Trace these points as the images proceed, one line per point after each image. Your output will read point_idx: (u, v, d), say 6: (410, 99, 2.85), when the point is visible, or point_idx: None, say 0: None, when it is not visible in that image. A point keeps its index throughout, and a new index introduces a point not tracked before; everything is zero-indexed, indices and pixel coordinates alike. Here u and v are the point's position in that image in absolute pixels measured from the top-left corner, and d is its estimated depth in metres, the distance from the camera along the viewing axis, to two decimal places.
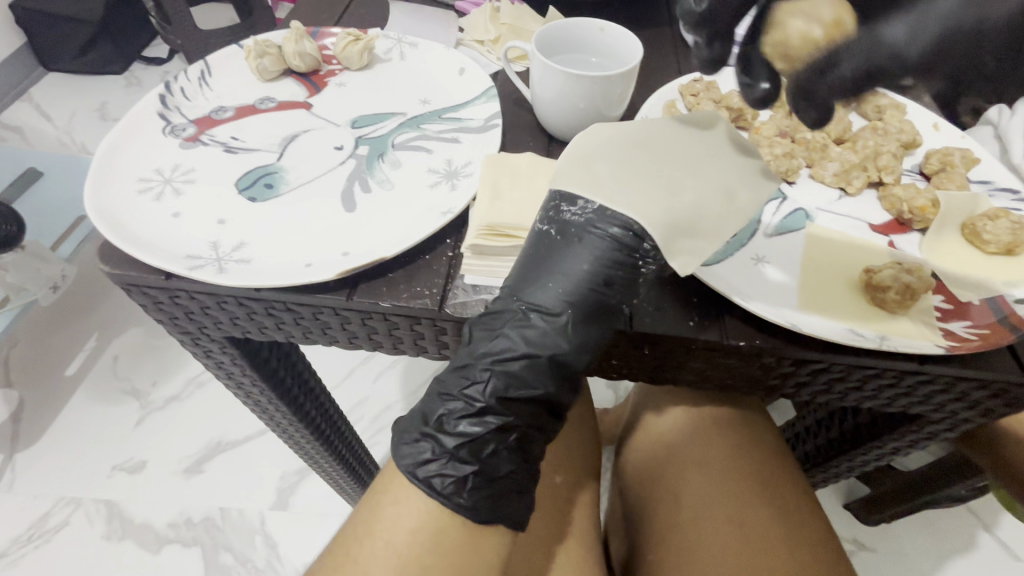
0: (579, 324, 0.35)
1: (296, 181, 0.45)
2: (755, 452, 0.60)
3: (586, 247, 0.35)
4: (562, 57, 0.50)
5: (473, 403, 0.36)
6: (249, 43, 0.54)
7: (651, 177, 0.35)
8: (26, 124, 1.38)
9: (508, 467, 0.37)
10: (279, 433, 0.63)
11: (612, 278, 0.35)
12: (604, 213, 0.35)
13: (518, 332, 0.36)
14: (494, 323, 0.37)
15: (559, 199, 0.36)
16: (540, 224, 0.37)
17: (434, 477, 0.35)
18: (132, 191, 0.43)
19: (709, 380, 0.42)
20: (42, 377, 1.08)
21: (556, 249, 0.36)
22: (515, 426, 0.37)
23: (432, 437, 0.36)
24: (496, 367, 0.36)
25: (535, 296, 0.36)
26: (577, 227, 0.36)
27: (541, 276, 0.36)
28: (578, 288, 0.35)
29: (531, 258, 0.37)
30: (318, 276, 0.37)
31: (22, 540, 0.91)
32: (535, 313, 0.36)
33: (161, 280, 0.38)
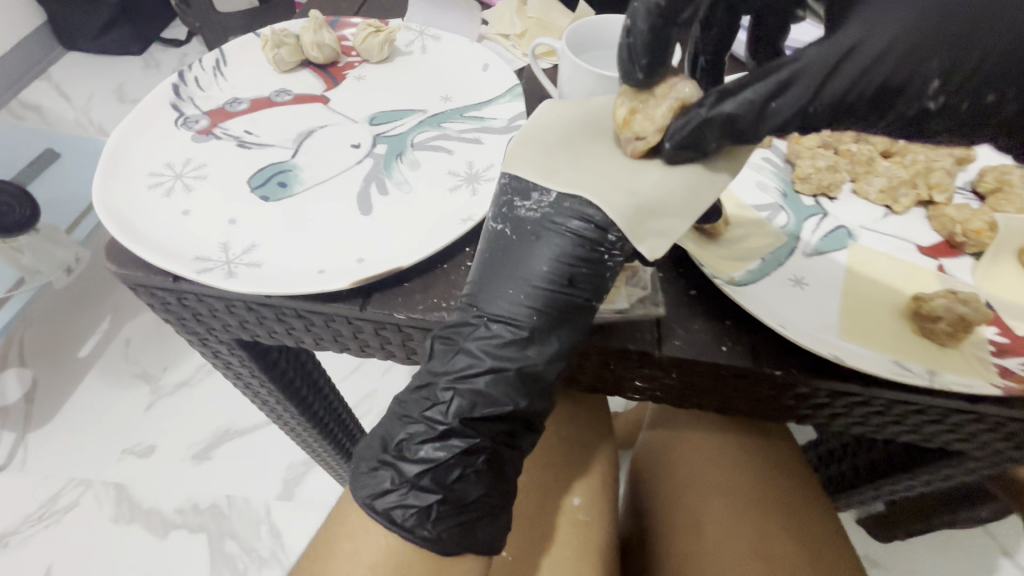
0: (546, 329, 0.33)
1: (311, 180, 0.43)
2: (766, 476, 0.58)
3: (545, 246, 0.32)
4: (595, 55, 0.47)
5: (435, 426, 0.34)
6: (267, 32, 0.52)
7: (608, 156, 0.32)
8: (46, 103, 1.38)
9: (478, 492, 0.36)
10: (287, 431, 0.62)
11: (576, 276, 0.32)
12: (562, 205, 0.31)
13: (478, 347, 0.33)
14: (457, 338, 0.34)
15: (512, 192, 0.33)
16: (494, 223, 0.34)
17: (394, 509, 0.34)
18: (142, 186, 0.42)
19: (736, 407, 0.40)
20: (55, 357, 1.08)
21: (514, 249, 0.33)
22: (481, 448, 0.35)
23: (392, 465, 0.35)
24: (459, 386, 0.34)
25: (494, 302, 0.33)
26: (534, 224, 0.32)
27: (499, 280, 0.33)
28: (540, 292, 0.33)
29: (487, 261, 0.34)
30: (330, 285, 0.35)
31: (33, 519, 0.92)
32: (490, 320, 0.33)
33: (169, 282, 0.37)
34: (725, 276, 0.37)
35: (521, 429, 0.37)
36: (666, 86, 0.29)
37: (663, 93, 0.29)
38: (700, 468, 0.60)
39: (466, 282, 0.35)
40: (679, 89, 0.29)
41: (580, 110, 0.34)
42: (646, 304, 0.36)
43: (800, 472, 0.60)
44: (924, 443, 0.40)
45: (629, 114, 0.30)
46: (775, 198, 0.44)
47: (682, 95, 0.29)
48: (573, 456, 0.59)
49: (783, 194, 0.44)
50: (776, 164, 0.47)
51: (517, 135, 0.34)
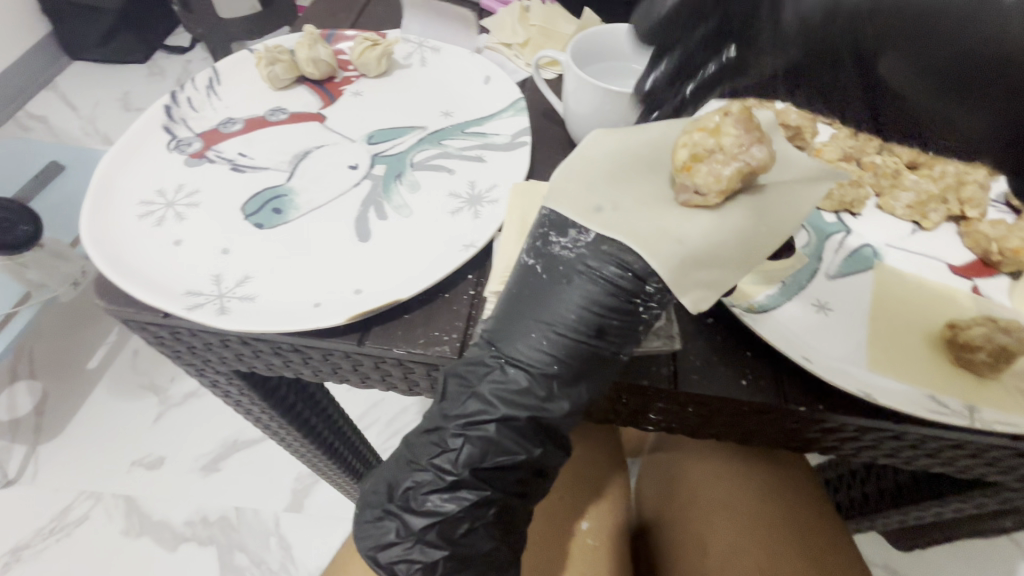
0: (568, 382, 0.31)
1: (307, 205, 0.41)
2: (777, 496, 0.56)
3: (576, 290, 0.29)
4: (598, 68, 0.45)
5: (443, 476, 0.32)
6: (260, 48, 0.50)
7: (656, 198, 0.30)
8: (51, 114, 1.37)
9: (487, 545, 0.34)
10: (290, 452, 0.60)
11: (606, 327, 0.30)
12: (600, 247, 0.29)
13: (491, 393, 0.31)
14: (471, 379, 0.32)
15: (547, 228, 0.30)
16: (525, 256, 0.31)
17: (398, 563, 0.34)
18: (132, 216, 0.40)
19: (755, 439, 0.38)
20: (64, 369, 1.08)
21: (542, 291, 0.30)
22: (492, 501, 0.33)
23: (397, 516, 0.34)
24: (468, 432, 0.32)
25: (515, 349, 0.31)
26: (567, 264, 0.30)
27: (522, 325, 0.31)
28: (565, 342, 0.30)
29: (514, 301, 0.31)
30: (325, 321, 0.34)
31: (45, 533, 0.92)
32: (509, 366, 0.31)
33: (159, 318, 0.35)
34: (743, 303, 0.35)
35: (532, 477, 0.34)
36: (739, 145, 0.28)
37: (733, 151, 0.28)
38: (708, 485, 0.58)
39: (487, 321, 0.33)
40: (752, 152, 0.28)
41: (631, 138, 0.31)
42: (660, 337, 0.33)
43: (807, 490, 0.58)
44: (957, 475, 0.38)
45: (691, 160, 0.28)
46: None
47: (754, 162, 0.28)
48: (577, 475, 0.57)
49: None
50: None
51: (558, 168, 0.32)
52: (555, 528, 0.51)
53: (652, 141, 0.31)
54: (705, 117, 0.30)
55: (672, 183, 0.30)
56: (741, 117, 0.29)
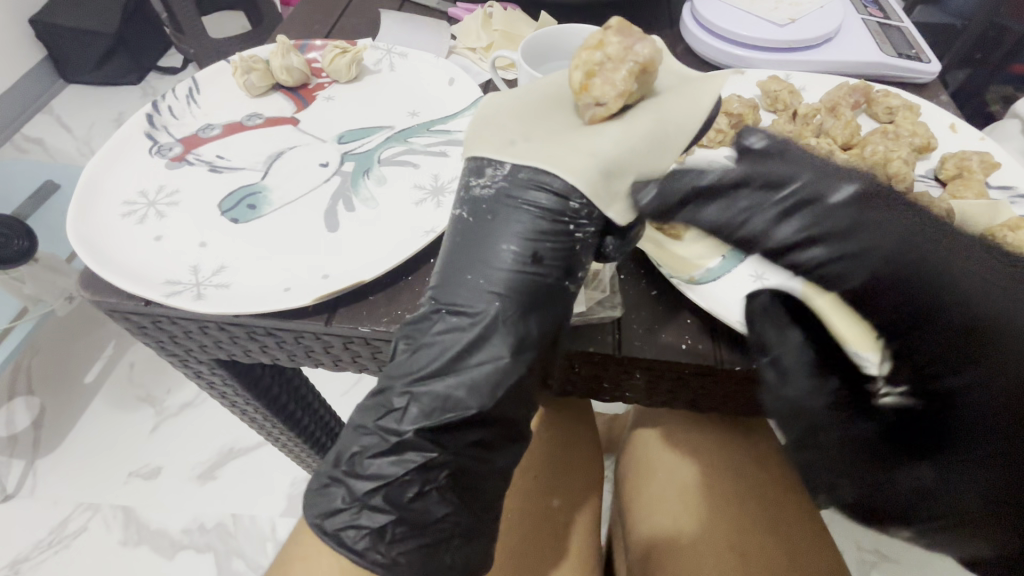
0: (515, 315, 0.33)
1: (280, 201, 0.44)
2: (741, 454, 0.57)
3: (504, 222, 0.33)
4: (550, 65, 0.48)
5: (388, 439, 0.35)
6: (236, 58, 0.53)
7: (568, 125, 0.33)
8: (48, 136, 1.41)
9: (442, 511, 0.36)
10: (272, 442, 0.63)
11: (542, 253, 0.33)
12: (517, 175, 0.32)
13: (441, 343, 0.34)
14: (417, 335, 0.35)
15: (467, 172, 0.34)
16: (454, 208, 0.35)
17: (346, 529, 0.35)
18: (116, 215, 0.43)
19: (704, 403, 0.40)
20: (62, 383, 1.10)
21: (475, 233, 0.34)
22: (441, 463, 0.35)
23: (342, 482, 0.36)
24: (416, 390, 0.35)
25: (458, 295, 0.34)
26: (490, 201, 0.33)
27: (462, 269, 0.34)
28: (507, 279, 0.33)
29: (452, 248, 0.34)
30: (294, 302, 0.36)
31: (44, 545, 0.93)
32: (455, 310, 0.34)
33: (141, 306, 0.38)
34: (681, 275, 0.38)
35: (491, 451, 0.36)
36: (623, 50, 0.32)
37: (620, 57, 0.32)
38: (666, 442, 0.60)
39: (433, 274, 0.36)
40: (636, 52, 0.32)
41: (532, 88, 0.36)
42: (604, 306, 0.37)
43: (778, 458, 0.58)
44: None
45: (586, 79, 0.32)
46: None
47: (641, 58, 0.32)
48: (557, 452, 0.59)
49: None
50: None
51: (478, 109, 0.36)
52: (533, 507, 0.54)
53: (551, 87, 0.36)
54: (590, 38, 0.34)
55: (577, 110, 0.33)
56: (620, 29, 0.33)
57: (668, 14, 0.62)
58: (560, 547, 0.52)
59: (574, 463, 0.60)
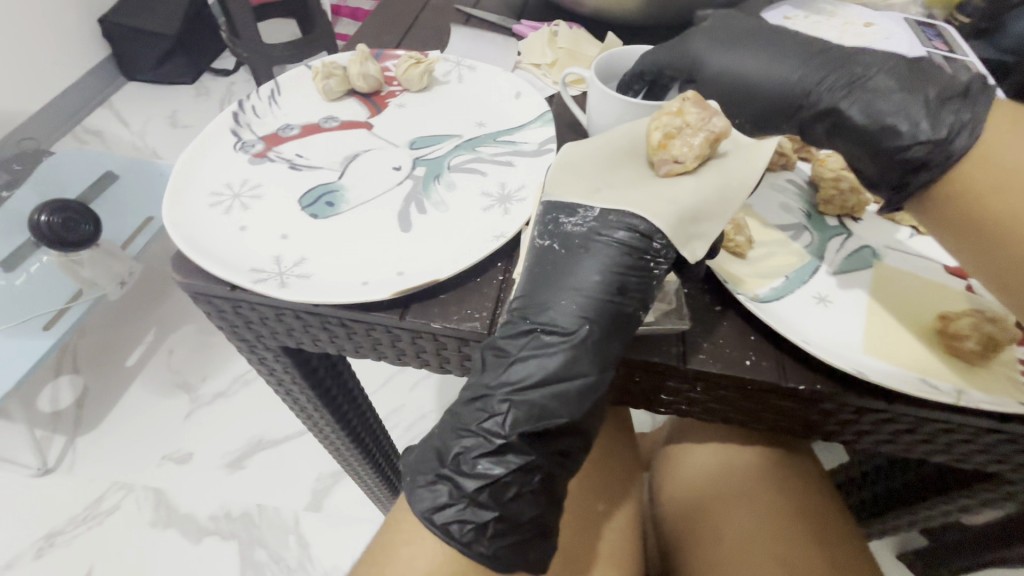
0: (601, 337, 0.34)
1: (356, 200, 0.46)
2: (781, 479, 0.56)
3: (594, 257, 0.35)
4: (620, 82, 0.50)
5: (492, 440, 0.36)
6: (318, 64, 0.57)
7: (642, 177, 0.36)
8: (106, 130, 1.48)
9: (531, 511, 0.38)
10: (316, 434, 0.65)
11: (626, 285, 0.35)
12: (607, 218, 0.34)
13: (534, 359, 0.35)
14: (508, 349, 0.36)
15: (558, 212, 0.36)
16: (541, 239, 0.36)
17: (451, 523, 0.37)
18: (204, 205, 0.46)
19: (762, 422, 0.41)
20: (104, 365, 1.15)
21: (563, 263, 0.36)
22: (537, 468, 0.37)
23: (450, 479, 0.38)
24: (514, 398, 0.35)
25: (546, 314, 0.35)
26: (581, 238, 0.35)
27: (550, 292, 0.35)
28: (596, 303, 0.35)
29: (536, 274, 0.36)
30: (373, 296, 0.38)
31: (78, 520, 0.97)
32: (544, 329, 0.35)
33: (227, 291, 0.40)
34: (748, 292, 0.39)
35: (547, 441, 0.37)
36: (701, 119, 0.34)
37: (698, 125, 0.34)
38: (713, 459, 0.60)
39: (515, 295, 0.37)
40: (713, 122, 0.34)
41: (603, 139, 0.38)
42: (671, 317, 0.38)
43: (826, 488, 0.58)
44: (958, 465, 0.39)
45: (665, 139, 0.35)
46: (800, 218, 0.45)
47: (717, 129, 0.34)
48: (606, 465, 0.60)
49: (807, 214, 0.45)
50: (800, 186, 0.47)
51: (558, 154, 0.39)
52: (577, 511, 0.54)
53: (624, 137, 0.38)
54: (667, 106, 0.36)
55: (650, 163, 0.36)
56: (696, 100, 0.36)
57: None
58: (598, 554, 0.53)
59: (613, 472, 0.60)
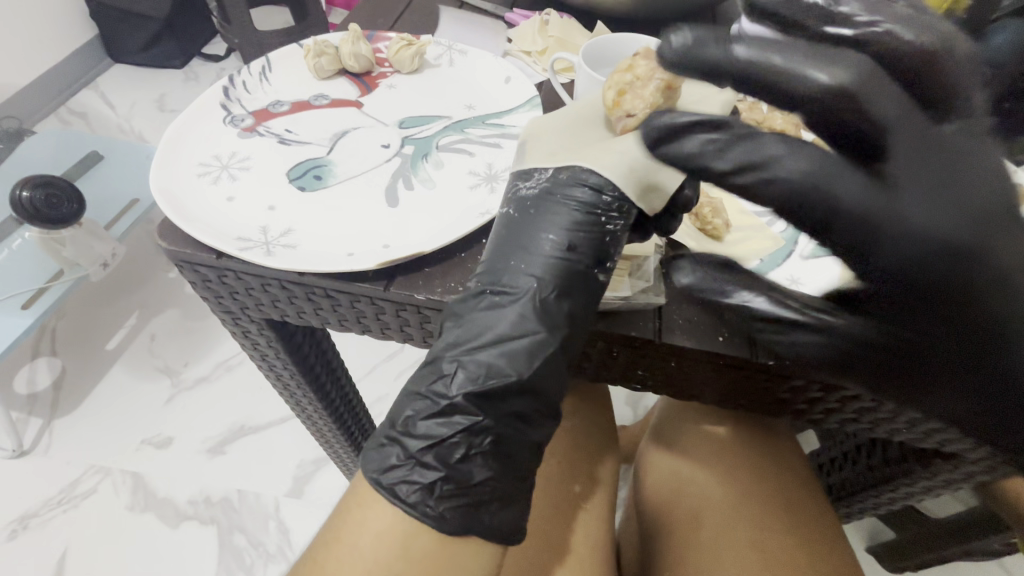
0: (552, 295, 0.36)
1: (344, 174, 0.47)
2: (771, 469, 0.58)
3: (546, 216, 0.37)
4: (608, 70, 0.50)
5: (438, 401, 0.36)
6: (310, 43, 0.57)
7: (603, 138, 0.38)
8: (90, 111, 1.46)
9: (483, 474, 0.37)
10: (298, 413, 0.65)
11: (578, 241, 0.36)
12: (558, 178, 0.37)
13: (488, 316, 0.37)
14: (463, 310, 0.38)
15: (517, 181, 0.39)
16: (503, 207, 0.39)
17: (398, 484, 0.36)
18: (192, 174, 0.46)
19: (734, 399, 0.42)
20: (84, 347, 1.13)
21: (519, 225, 0.38)
22: (486, 429, 0.36)
23: (397, 441, 0.37)
24: (464, 358, 0.37)
25: (502, 274, 0.37)
26: (534, 199, 0.37)
27: (505, 254, 0.37)
28: (548, 260, 0.36)
29: (497, 240, 0.38)
30: (359, 266, 0.39)
31: (53, 503, 0.95)
32: (499, 289, 0.37)
33: (213, 259, 0.41)
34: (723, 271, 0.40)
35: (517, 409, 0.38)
36: (649, 72, 0.37)
37: (647, 78, 0.37)
38: (694, 443, 0.61)
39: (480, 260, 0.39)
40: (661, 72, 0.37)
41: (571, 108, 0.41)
42: (649, 293, 0.39)
43: (813, 485, 0.58)
44: (918, 444, 0.41)
45: (618, 97, 0.37)
46: None
47: (665, 76, 0.37)
48: (579, 444, 0.62)
49: None
50: None
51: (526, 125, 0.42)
52: (552, 490, 0.56)
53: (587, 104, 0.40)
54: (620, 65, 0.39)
55: (609, 124, 0.38)
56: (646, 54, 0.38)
57: None
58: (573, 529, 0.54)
59: (592, 454, 0.63)
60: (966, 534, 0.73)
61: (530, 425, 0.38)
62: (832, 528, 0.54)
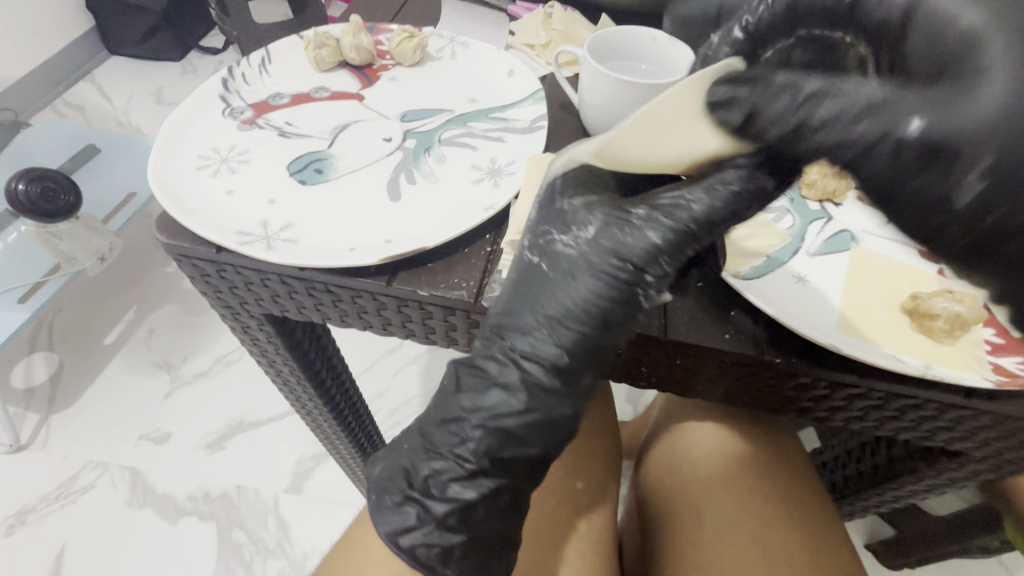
0: (576, 366, 0.34)
1: (345, 168, 0.46)
2: (775, 468, 0.57)
3: (580, 281, 0.34)
4: (612, 63, 0.50)
5: (463, 466, 0.36)
6: (310, 34, 0.56)
7: None
8: (87, 103, 1.45)
9: (497, 527, 0.40)
10: (298, 409, 0.65)
11: (609, 318, 0.34)
12: (599, 241, 0.33)
13: (512, 390, 0.35)
14: (483, 375, 0.36)
15: (552, 229, 0.35)
16: (528, 253, 0.35)
17: (418, 546, 0.38)
18: (191, 167, 0.45)
19: (739, 397, 0.42)
20: (81, 342, 1.12)
21: (548, 284, 0.34)
22: (505, 489, 0.38)
23: (418, 502, 0.38)
24: (487, 425, 0.35)
25: (525, 340, 0.35)
26: (570, 259, 0.34)
27: (531, 318, 0.35)
28: (575, 337, 0.34)
29: (521, 296, 0.35)
30: (361, 261, 0.38)
31: (51, 498, 0.95)
32: (517, 354, 0.35)
33: (212, 253, 0.40)
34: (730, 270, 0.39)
35: None
36: None
37: None
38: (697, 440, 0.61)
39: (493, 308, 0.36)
40: None
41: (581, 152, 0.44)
42: None
43: (815, 482, 0.58)
44: (924, 442, 0.41)
45: None
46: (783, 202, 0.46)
47: None
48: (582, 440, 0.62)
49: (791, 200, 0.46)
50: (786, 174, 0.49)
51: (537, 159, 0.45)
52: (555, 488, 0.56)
53: None
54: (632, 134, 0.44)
55: None
56: None
57: None
58: (576, 528, 0.54)
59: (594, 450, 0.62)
60: (968, 532, 0.73)
61: (542, 463, 0.38)
62: (835, 525, 0.54)
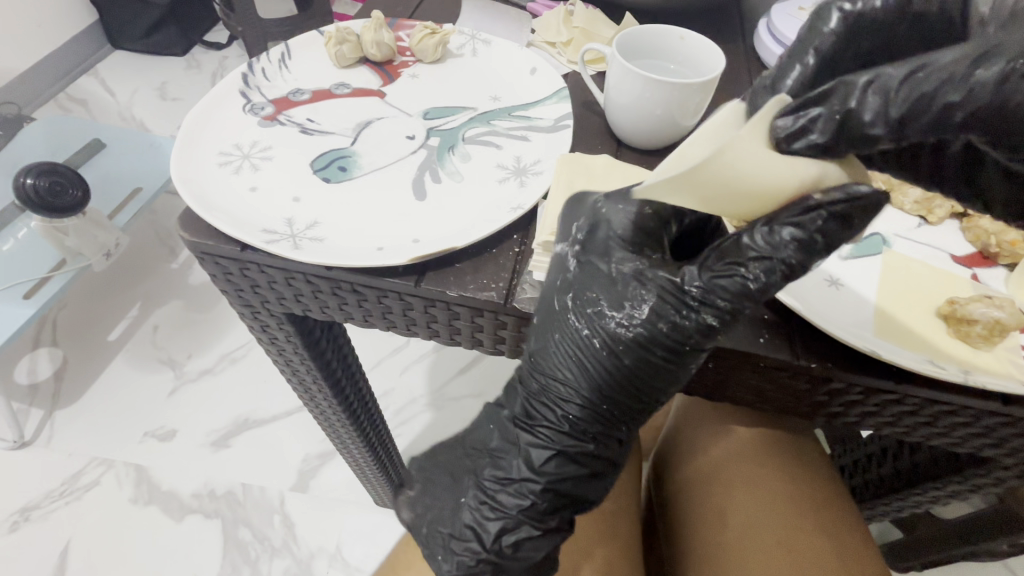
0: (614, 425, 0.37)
1: (369, 166, 0.46)
2: (800, 474, 0.57)
3: (629, 360, 0.34)
4: (639, 62, 0.49)
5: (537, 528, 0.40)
6: (331, 30, 0.55)
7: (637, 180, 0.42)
8: (90, 97, 1.43)
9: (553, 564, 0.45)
10: (312, 409, 0.64)
11: (650, 393, 0.35)
12: (654, 324, 0.32)
13: (552, 445, 0.38)
14: (526, 426, 0.39)
15: (602, 300, 0.34)
16: (579, 325, 0.35)
17: None
18: (213, 163, 0.45)
19: (770, 400, 0.41)
20: (85, 338, 1.12)
21: (596, 362, 0.35)
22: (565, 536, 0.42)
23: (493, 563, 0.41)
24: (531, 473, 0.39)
25: (569, 406, 0.37)
26: (621, 340, 0.33)
27: (577, 386, 0.36)
28: (617, 404, 0.36)
29: (567, 366, 0.36)
30: (390, 260, 0.38)
31: (54, 495, 0.94)
32: (560, 416, 0.37)
33: (236, 251, 0.39)
34: None
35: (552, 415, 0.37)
36: None
37: None
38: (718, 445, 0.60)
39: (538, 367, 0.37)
40: None
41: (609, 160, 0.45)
42: None
43: (837, 486, 0.58)
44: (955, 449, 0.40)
45: None
46: None
47: None
48: None
49: None
50: None
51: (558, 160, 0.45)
52: None
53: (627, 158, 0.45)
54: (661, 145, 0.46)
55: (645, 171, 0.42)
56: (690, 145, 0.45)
57: (740, 28, 0.64)
58: (597, 535, 0.53)
59: None
60: (974, 536, 0.72)
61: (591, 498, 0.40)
62: (860, 530, 0.54)
